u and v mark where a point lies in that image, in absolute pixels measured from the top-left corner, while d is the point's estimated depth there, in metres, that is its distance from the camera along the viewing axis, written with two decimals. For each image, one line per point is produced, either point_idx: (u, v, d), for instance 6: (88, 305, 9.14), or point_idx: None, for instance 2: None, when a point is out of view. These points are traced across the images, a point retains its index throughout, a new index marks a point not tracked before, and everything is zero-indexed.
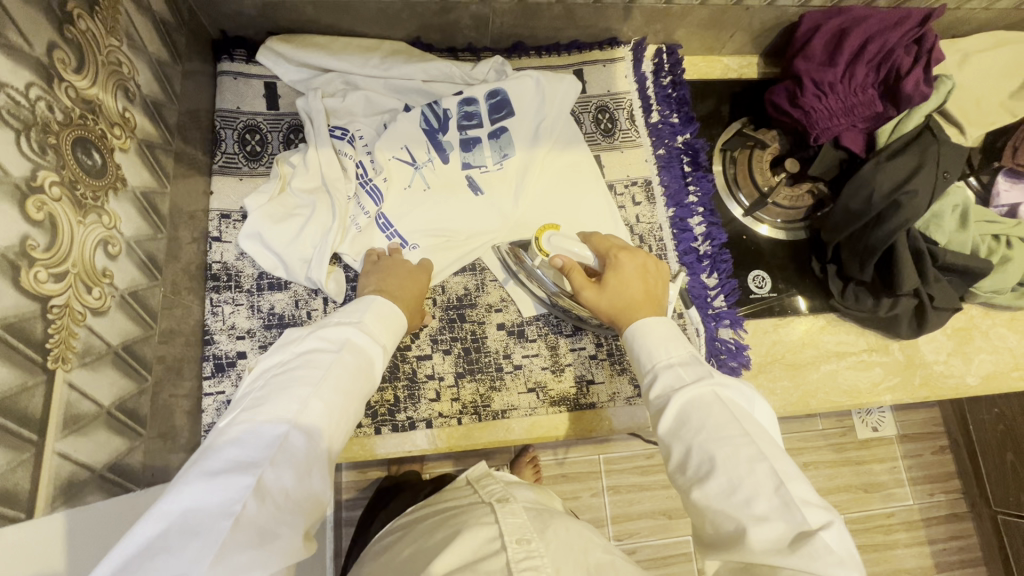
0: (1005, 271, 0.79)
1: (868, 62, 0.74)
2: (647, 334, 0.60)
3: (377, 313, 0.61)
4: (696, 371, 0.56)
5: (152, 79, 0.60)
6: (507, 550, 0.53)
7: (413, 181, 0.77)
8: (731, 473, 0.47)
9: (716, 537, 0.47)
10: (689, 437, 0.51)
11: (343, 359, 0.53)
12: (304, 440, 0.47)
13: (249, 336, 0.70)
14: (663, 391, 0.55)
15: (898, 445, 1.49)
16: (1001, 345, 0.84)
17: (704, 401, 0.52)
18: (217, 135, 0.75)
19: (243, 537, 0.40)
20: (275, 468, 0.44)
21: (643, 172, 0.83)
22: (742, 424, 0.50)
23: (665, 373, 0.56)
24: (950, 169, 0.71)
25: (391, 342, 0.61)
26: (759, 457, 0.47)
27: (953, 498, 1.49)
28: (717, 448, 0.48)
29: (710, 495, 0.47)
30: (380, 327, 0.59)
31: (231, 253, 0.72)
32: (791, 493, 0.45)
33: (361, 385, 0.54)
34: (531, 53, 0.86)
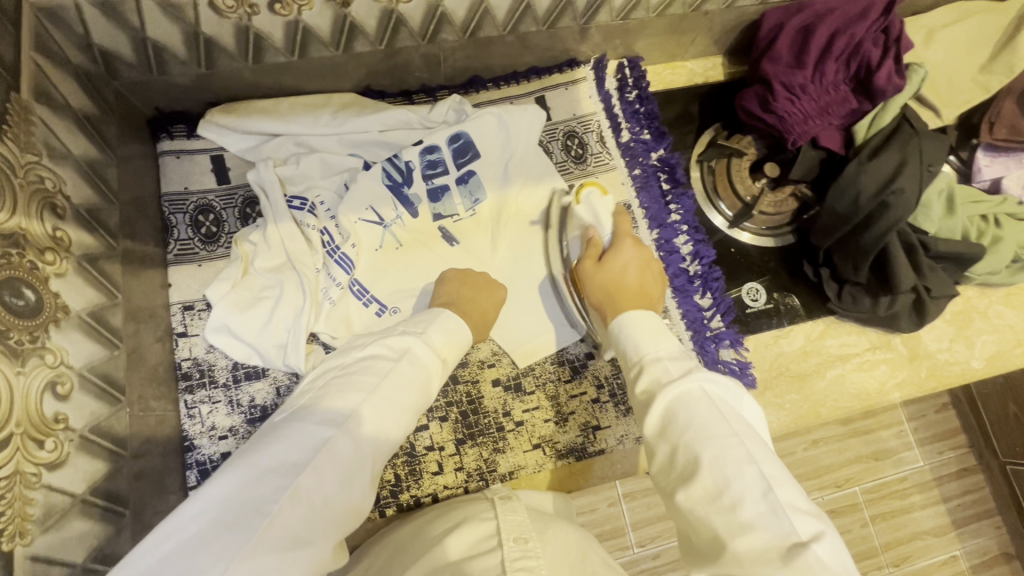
0: (997, 252, 0.78)
1: (836, 59, 0.72)
2: (632, 325, 0.54)
3: (441, 324, 0.55)
4: (684, 365, 0.49)
5: (83, 185, 0.55)
6: (503, 549, 0.47)
7: (383, 241, 0.73)
8: (716, 474, 0.41)
9: (701, 546, 0.41)
10: (675, 436, 0.45)
11: (404, 370, 0.49)
12: (351, 448, 0.43)
13: (231, 434, 0.65)
14: (647, 385, 0.49)
15: (902, 409, 1.50)
16: (1001, 323, 0.83)
17: (690, 398, 0.46)
18: (167, 221, 0.70)
19: (272, 540, 0.36)
20: (318, 473, 0.40)
21: (621, 196, 0.80)
22: (730, 423, 0.44)
23: (653, 364, 0.50)
24: (934, 162, 0.68)
25: (452, 359, 0.55)
26: (747, 458, 0.41)
27: (961, 454, 1.50)
28: (705, 446, 0.42)
29: (695, 497, 0.41)
30: (444, 341, 0.54)
31: (200, 347, 0.67)
32: (779, 498, 0.39)
33: (419, 401, 0.50)
34: (489, 85, 0.81)
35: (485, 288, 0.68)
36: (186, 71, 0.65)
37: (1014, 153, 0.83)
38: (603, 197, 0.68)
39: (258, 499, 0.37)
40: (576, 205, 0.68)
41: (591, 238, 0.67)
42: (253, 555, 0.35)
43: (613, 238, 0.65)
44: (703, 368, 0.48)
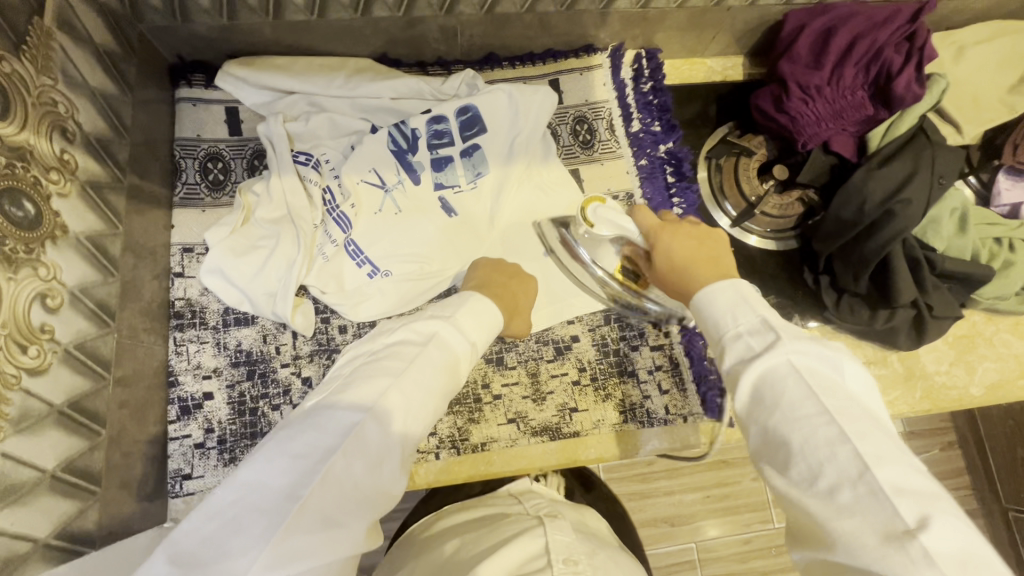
0: (1006, 277, 0.75)
1: (855, 63, 0.71)
2: (716, 296, 0.50)
3: (472, 308, 0.57)
4: (767, 335, 0.45)
5: (96, 116, 0.57)
6: (553, 568, 0.50)
7: (383, 205, 0.74)
8: (810, 456, 0.39)
9: (804, 534, 0.39)
10: (763, 417, 0.42)
11: (429, 355, 0.50)
12: (381, 429, 0.44)
13: (215, 375, 0.67)
14: (732, 361, 0.46)
15: (906, 443, 1.46)
16: (1006, 352, 0.80)
17: (777, 375, 0.43)
18: (177, 165, 0.72)
19: (307, 521, 0.39)
20: (348, 458, 0.41)
21: (624, 185, 0.80)
22: (822, 401, 0.40)
23: (733, 339, 0.47)
24: (946, 175, 0.66)
25: (483, 337, 0.57)
26: (848, 442, 0.38)
27: (962, 495, 1.46)
28: (794, 429, 0.40)
29: (791, 483, 0.39)
30: (471, 323, 0.55)
31: (195, 289, 0.69)
32: (880, 479, 0.36)
33: (449, 383, 0.51)
34: (504, 63, 0.82)
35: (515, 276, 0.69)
36: (208, 20, 0.67)
37: None
38: (606, 207, 0.64)
39: (285, 483, 0.39)
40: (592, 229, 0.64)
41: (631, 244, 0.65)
42: (285, 537, 0.37)
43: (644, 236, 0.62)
44: (789, 339, 0.44)
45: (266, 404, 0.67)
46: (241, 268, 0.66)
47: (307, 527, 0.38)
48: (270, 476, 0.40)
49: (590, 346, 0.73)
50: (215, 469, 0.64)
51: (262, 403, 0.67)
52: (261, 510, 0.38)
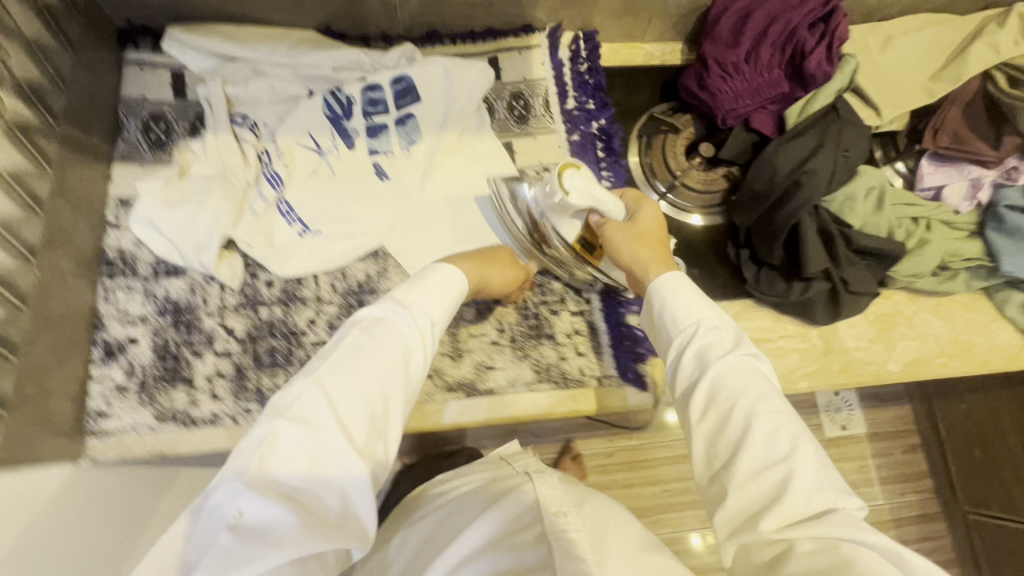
0: (920, 255, 0.77)
1: (771, 43, 0.73)
2: (673, 290, 0.53)
3: (416, 283, 0.52)
4: (733, 334, 0.50)
5: (30, 65, 0.62)
6: (541, 521, 0.50)
7: (318, 168, 0.77)
8: (770, 443, 0.43)
9: (730, 515, 0.42)
10: (725, 409, 0.45)
11: (358, 338, 0.45)
12: (301, 427, 0.40)
13: (141, 322, 0.69)
14: (695, 359, 0.48)
15: (868, 445, 1.47)
16: (926, 332, 0.82)
17: (740, 371, 0.46)
18: (119, 123, 0.75)
19: (230, 542, 0.36)
20: (266, 466, 0.38)
21: (555, 158, 0.82)
22: (785, 399, 0.46)
23: (702, 332, 0.49)
24: (852, 149, 0.69)
25: (431, 304, 0.50)
26: (807, 440, 0.43)
27: (923, 498, 1.46)
28: (761, 416, 0.44)
29: (751, 464, 0.42)
30: (414, 294, 0.50)
31: (128, 240, 0.72)
32: (830, 474, 0.42)
33: (401, 364, 0.45)
34: (446, 41, 0.85)
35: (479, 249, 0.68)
36: None
37: (957, 163, 0.82)
38: (579, 174, 0.62)
39: (220, 506, 0.37)
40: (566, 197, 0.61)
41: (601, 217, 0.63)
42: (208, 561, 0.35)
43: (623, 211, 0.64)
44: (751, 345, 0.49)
45: (189, 351, 0.69)
46: (168, 216, 0.68)
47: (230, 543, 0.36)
48: (215, 494, 0.38)
49: (511, 309, 0.75)
50: (134, 408, 0.66)
51: (185, 350, 0.69)
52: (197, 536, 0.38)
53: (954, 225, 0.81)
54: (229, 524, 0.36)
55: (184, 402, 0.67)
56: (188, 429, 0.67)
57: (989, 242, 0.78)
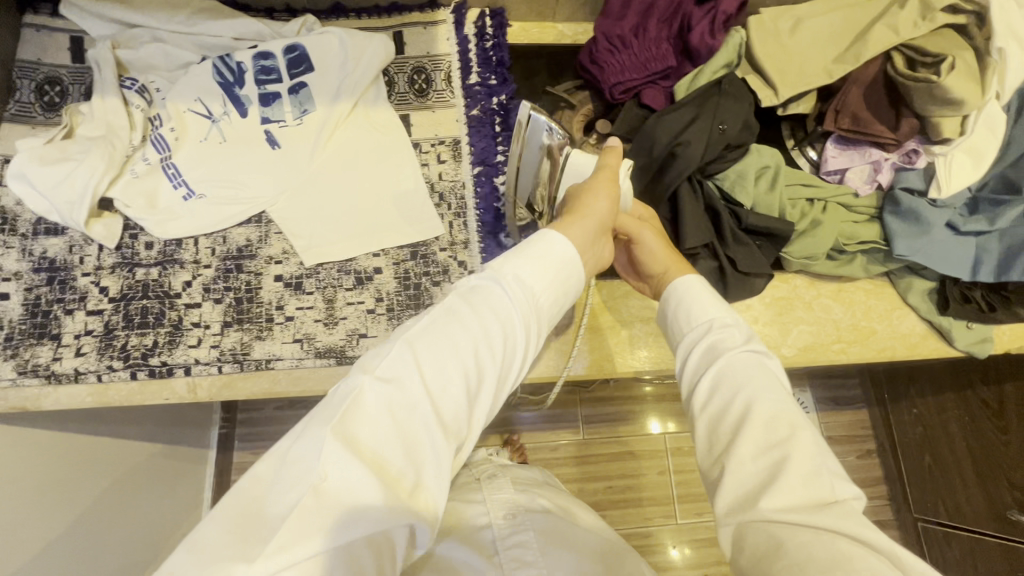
0: (811, 235, 0.76)
1: (659, 18, 0.73)
2: (691, 291, 0.56)
3: (541, 254, 0.48)
4: (745, 333, 0.51)
5: None
6: (495, 527, 0.59)
7: (209, 134, 0.77)
8: (770, 432, 0.44)
9: (732, 497, 0.42)
10: (727, 398, 0.47)
11: (452, 308, 0.44)
12: (389, 392, 0.38)
13: (15, 278, 0.70)
14: (704, 353, 0.51)
15: None
16: (824, 316, 0.80)
17: (750, 367, 0.48)
18: (13, 84, 0.76)
19: (310, 502, 0.33)
20: (353, 426, 0.36)
21: (452, 132, 0.82)
22: (787, 395, 0.47)
23: (715, 330, 0.52)
24: (728, 121, 0.68)
25: (549, 286, 0.48)
26: (795, 427, 0.44)
27: (877, 504, 1.38)
28: (760, 403, 0.45)
29: (747, 449, 0.43)
30: (526, 266, 0.47)
31: (9, 198, 0.72)
32: (829, 464, 0.42)
33: (497, 339, 0.43)
34: (351, 15, 0.86)
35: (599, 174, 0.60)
36: None
37: (860, 146, 0.80)
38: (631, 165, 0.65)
39: (305, 463, 0.34)
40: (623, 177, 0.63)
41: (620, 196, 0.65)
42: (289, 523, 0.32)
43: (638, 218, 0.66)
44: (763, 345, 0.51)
45: (60, 308, 0.69)
46: (43, 173, 0.69)
47: (307, 503, 0.33)
48: (298, 449, 0.35)
49: (391, 279, 0.74)
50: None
51: (56, 307, 0.69)
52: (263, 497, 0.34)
53: (854, 209, 0.79)
54: (314, 486, 0.33)
55: (47, 358, 0.67)
56: (51, 385, 0.66)
57: (885, 225, 0.77)
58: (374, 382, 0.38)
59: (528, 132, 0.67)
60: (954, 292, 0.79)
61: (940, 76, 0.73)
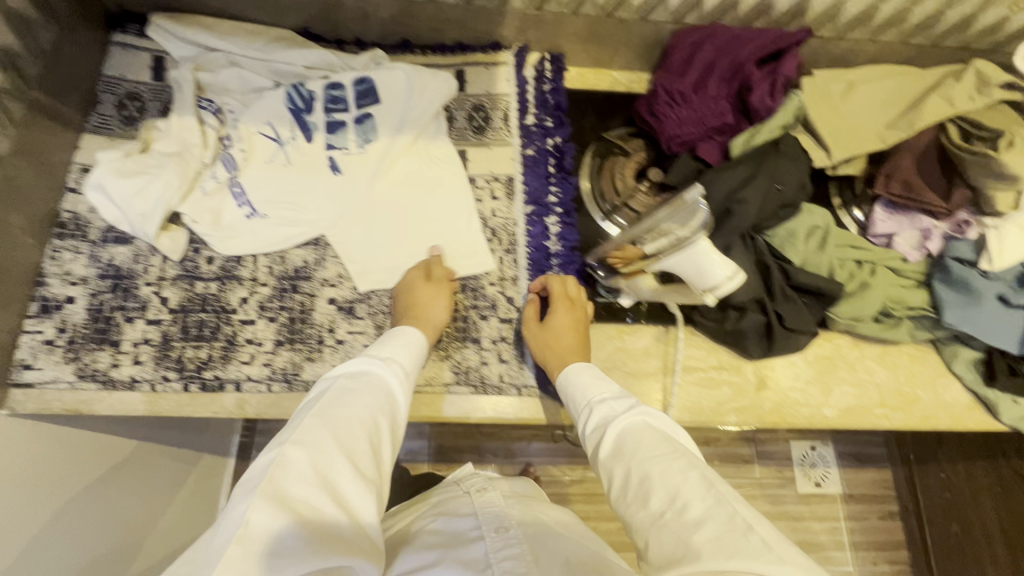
0: (861, 297, 0.76)
1: (719, 76, 0.75)
2: (583, 376, 0.65)
3: (396, 340, 0.63)
4: (627, 402, 0.60)
5: (10, 33, 0.66)
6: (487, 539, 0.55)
7: (275, 156, 0.80)
8: (667, 484, 0.49)
9: (660, 550, 0.46)
10: (622, 461, 0.53)
11: (343, 382, 0.53)
12: (306, 453, 0.45)
13: (82, 283, 0.72)
14: (597, 429, 0.58)
15: (843, 505, 1.36)
16: (867, 379, 0.80)
17: (636, 427, 0.56)
18: (97, 98, 0.80)
19: (247, 550, 0.38)
20: (285, 479, 0.43)
21: (507, 170, 0.84)
22: (673, 442, 0.53)
23: (597, 407, 0.60)
24: (785, 182, 0.70)
25: (417, 365, 0.62)
26: (690, 465, 0.50)
27: (898, 570, 1.34)
28: (653, 464, 0.51)
29: (654, 513, 0.48)
30: (405, 347, 0.62)
31: (83, 206, 0.75)
32: (722, 491, 0.47)
33: (389, 401, 0.55)
34: (416, 51, 0.89)
35: (570, 305, 0.73)
36: None
37: (909, 212, 0.81)
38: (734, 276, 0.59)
39: (229, 524, 0.40)
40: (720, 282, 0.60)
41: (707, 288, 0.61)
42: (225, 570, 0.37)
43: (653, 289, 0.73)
44: (644, 404, 0.59)
45: (122, 316, 0.71)
46: (122, 184, 0.72)
47: (248, 551, 0.38)
48: (231, 510, 0.41)
49: None
50: (59, 365, 0.68)
51: (118, 314, 0.71)
52: (207, 549, 0.39)
53: (902, 273, 0.80)
54: (240, 532, 0.39)
55: (106, 364, 0.69)
56: (107, 390, 0.68)
57: (935, 294, 0.77)
58: (300, 440, 0.46)
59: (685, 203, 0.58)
60: (1001, 364, 0.77)
61: (999, 151, 0.74)
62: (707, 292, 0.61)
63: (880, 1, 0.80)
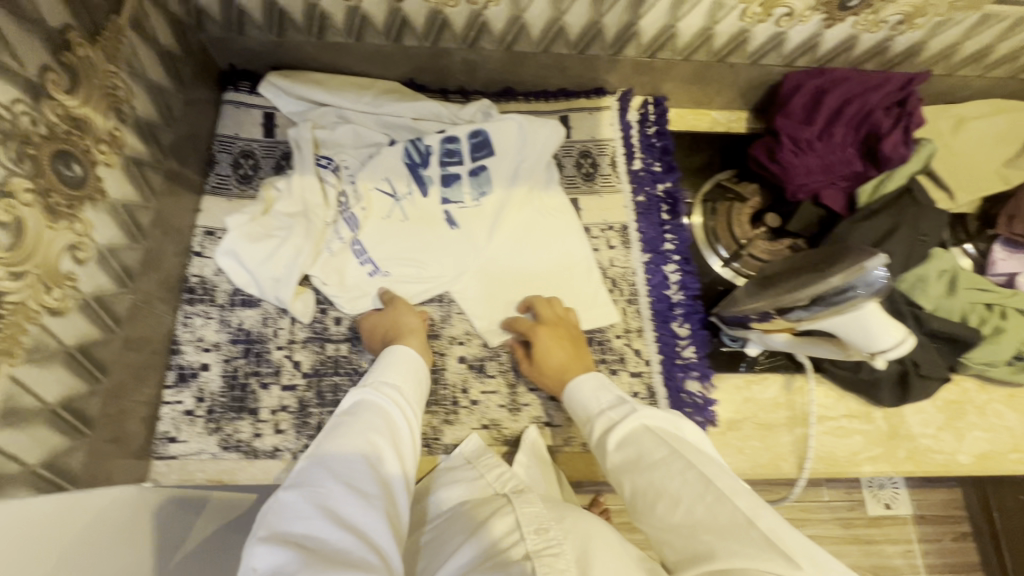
0: (997, 343, 0.74)
1: (846, 123, 0.74)
2: (589, 386, 0.64)
3: (390, 366, 0.63)
4: (623, 409, 0.59)
5: (149, 104, 0.66)
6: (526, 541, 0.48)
7: (392, 212, 0.79)
8: (671, 491, 0.49)
9: (683, 555, 0.46)
10: (630, 465, 0.54)
11: (338, 421, 0.55)
12: (298, 491, 0.46)
13: (214, 349, 0.71)
14: (604, 442, 0.58)
15: (914, 527, 1.31)
16: (998, 423, 0.79)
17: (635, 434, 0.56)
18: (213, 158, 0.80)
19: None
20: (289, 517, 0.44)
21: (620, 218, 0.84)
22: (670, 444, 0.53)
23: (603, 417, 0.60)
24: (929, 234, 0.71)
25: (409, 385, 0.62)
26: (687, 464, 0.50)
27: None
28: (655, 470, 0.52)
29: (665, 517, 0.49)
30: (398, 372, 0.63)
31: (210, 269, 0.75)
32: (726, 493, 0.47)
33: (394, 427, 0.56)
34: (520, 98, 0.88)
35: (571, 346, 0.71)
36: (259, 35, 0.77)
37: None
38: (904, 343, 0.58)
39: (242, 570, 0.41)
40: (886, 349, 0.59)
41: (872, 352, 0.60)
42: None
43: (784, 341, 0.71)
44: (641, 407, 0.58)
45: (257, 382, 0.71)
46: (251, 248, 0.72)
47: None
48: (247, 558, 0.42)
49: None
50: (200, 435, 0.68)
51: (252, 380, 0.71)
52: None
53: None
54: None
55: (248, 434, 0.68)
56: (249, 460, 0.68)
57: None
58: (304, 477, 0.48)
59: (861, 271, 0.55)
60: None
61: None
62: (875, 355, 0.60)
63: (1000, 41, 0.79)
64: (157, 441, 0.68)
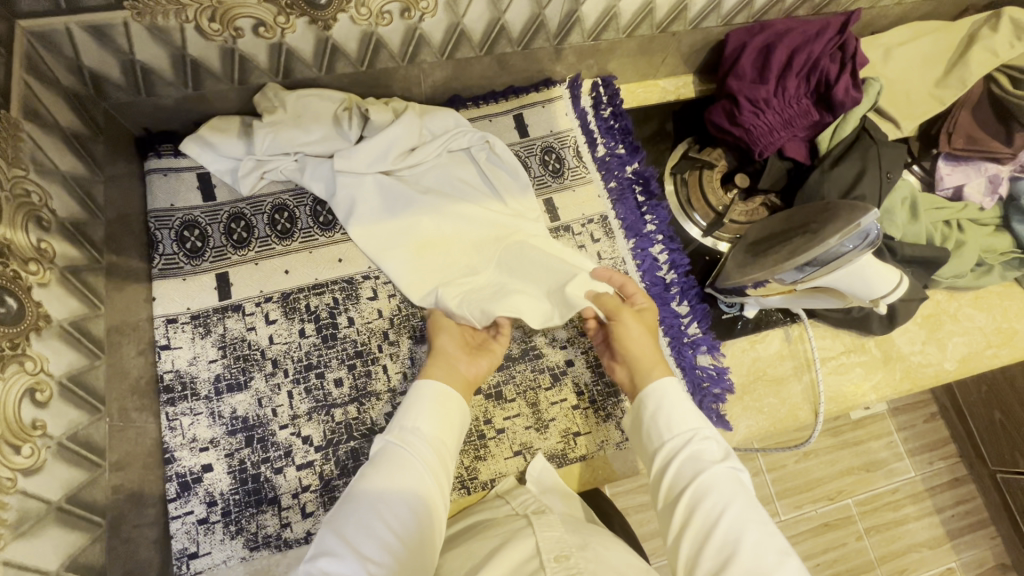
0: (960, 255, 0.81)
1: (797, 74, 0.76)
2: (674, 396, 0.55)
3: (426, 404, 0.56)
4: (722, 446, 0.52)
5: (69, 200, 0.58)
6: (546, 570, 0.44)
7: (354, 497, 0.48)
8: (759, 558, 0.44)
9: None
10: (710, 515, 0.47)
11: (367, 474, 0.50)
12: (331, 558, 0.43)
13: (212, 446, 0.65)
14: (683, 464, 0.51)
15: (891, 419, 1.32)
16: (971, 325, 0.85)
17: (730, 482, 0.49)
18: (153, 237, 0.70)
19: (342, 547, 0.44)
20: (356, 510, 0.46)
21: (598, 208, 0.82)
22: (761, 510, 0.48)
23: (698, 440, 0.52)
24: (892, 169, 0.75)
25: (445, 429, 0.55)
26: (785, 548, 0.45)
27: (952, 463, 1.32)
28: (746, 530, 0.45)
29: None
30: (430, 412, 0.55)
31: (183, 360, 0.67)
32: None
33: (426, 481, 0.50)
34: (468, 104, 0.84)
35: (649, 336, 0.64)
36: (174, 92, 0.68)
37: (973, 162, 0.85)
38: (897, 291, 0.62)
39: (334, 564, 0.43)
40: (881, 299, 0.62)
41: (867, 302, 0.64)
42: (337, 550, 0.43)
43: (779, 301, 0.73)
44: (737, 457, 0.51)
45: (268, 469, 0.65)
46: None
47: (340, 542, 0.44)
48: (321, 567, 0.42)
49: (585, 369, 0.74)
50: (222, 542, 0.62)
51: (264, 468, 0.65)
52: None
53: (980, 221, 0.85)
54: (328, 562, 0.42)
55: (274, 526, 0.64)
56: (282, 552, 0.63)
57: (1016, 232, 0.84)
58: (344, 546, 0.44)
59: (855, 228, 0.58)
60: None
61: None
62: (877, 303, 0.63)
63: None
64: (174, 562, 0.62)
